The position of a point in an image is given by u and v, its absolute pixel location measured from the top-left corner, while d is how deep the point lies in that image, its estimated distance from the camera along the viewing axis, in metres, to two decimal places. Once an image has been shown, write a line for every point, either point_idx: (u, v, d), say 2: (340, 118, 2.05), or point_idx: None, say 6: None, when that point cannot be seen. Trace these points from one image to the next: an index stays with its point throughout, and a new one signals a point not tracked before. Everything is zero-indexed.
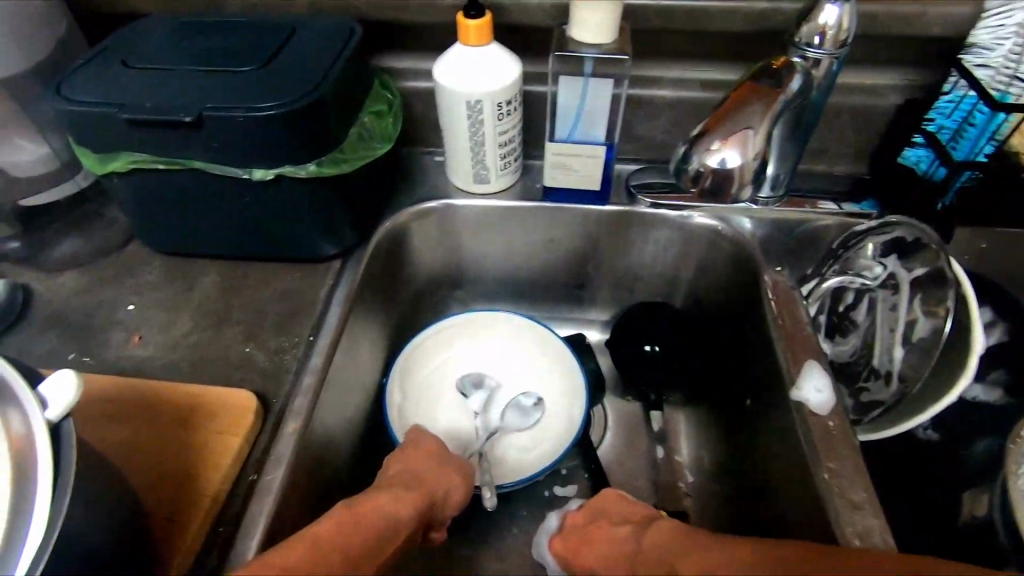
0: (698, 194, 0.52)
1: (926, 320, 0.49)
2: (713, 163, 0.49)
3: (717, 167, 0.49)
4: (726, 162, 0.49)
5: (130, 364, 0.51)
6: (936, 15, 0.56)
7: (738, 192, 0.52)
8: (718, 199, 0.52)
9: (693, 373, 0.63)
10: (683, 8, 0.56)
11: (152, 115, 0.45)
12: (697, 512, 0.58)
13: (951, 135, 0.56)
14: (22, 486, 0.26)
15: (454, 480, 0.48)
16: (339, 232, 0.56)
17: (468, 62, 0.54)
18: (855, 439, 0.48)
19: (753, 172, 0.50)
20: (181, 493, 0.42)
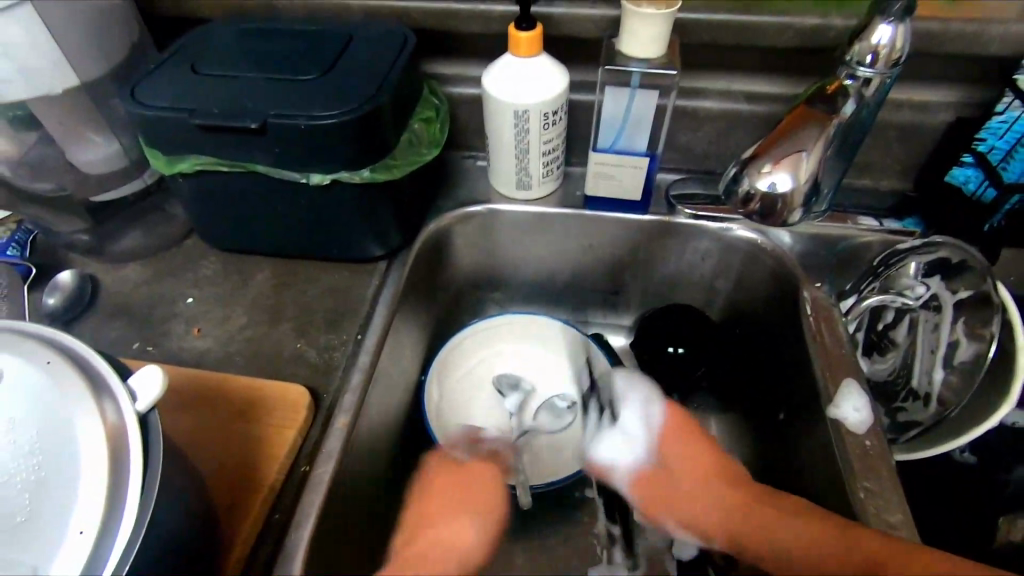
0: (749, 216, 0.55)
1: (969, 343, 0.49)
2: (764, 186, 0.52)
3: (768, 191, 0.52)
4: (776, 185, 0.51)
5: (190, 354, 0.54)
6: (996, 34, 0.55)
7: (788, 216, 0.54)
8: (769, 221, 0.55)
9: (719, 379, 0.65)
10: (734, 22, 0.57)
11: (220, 120, 0.48)
12: None
13: (1003, 156, 0.56)
14: (117, 473, 0.29)
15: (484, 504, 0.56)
16: (386, 235, 0.59)
17: (518, 73, 0.55)
18: (891, 458, 0.48)
19: (804, 195, 0.52)
20: (241, 480, 0.45)
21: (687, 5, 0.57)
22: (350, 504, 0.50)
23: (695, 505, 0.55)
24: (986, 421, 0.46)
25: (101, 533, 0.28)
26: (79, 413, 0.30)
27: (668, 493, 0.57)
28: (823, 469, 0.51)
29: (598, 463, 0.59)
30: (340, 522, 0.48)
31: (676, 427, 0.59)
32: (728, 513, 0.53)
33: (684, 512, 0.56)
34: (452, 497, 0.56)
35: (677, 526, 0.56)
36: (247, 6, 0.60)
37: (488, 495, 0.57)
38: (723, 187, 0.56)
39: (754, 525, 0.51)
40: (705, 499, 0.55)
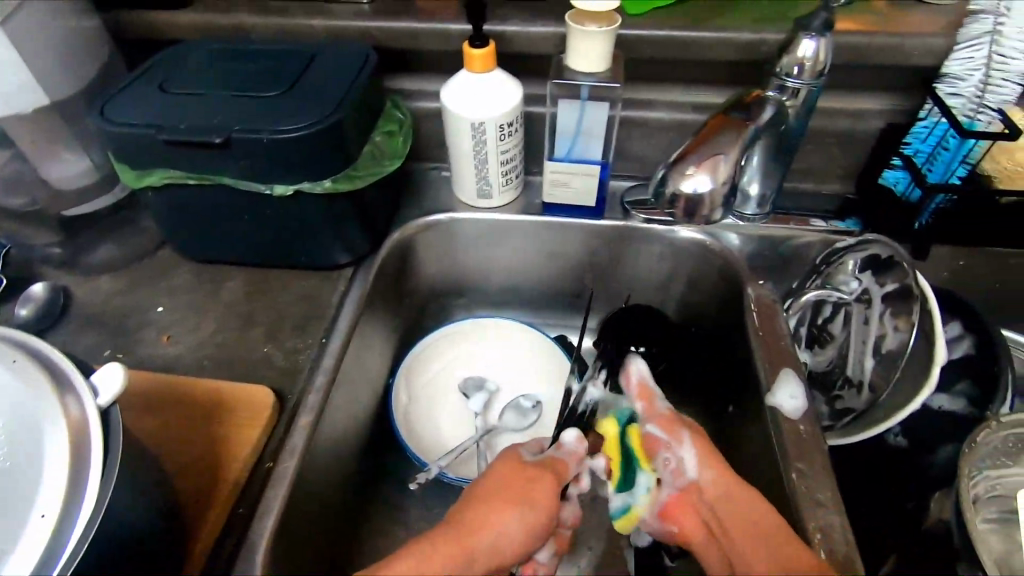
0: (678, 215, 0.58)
1: (894, 333, 0.53)
2: (687, 188, 0.55)
3: (691, 193, 0.55)
4: (698, 187, 0.54)
5: (159, 361, 0.56)
6: (917, 46, 0.59)
7: (710, 214, 0.57)
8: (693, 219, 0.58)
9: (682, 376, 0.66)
10: (676, 38, 0.60)
11: (185, 136, 0.50)
12: None
13: (927, 158, 0.60)
14: (78, 462, 0.31)
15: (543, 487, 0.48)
16: (351, 243, 0.61)
17: (473, 88, 0.58)
18: (824, 443, 0.51)
19: (724, 195, 0.55)
20: (205, 478, 0.46)
21: (630, 23, 0.61)
22: (315, 500, 0.51)
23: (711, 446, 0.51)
24: (910, 403, 0.49)
25: (61, 516, 0.30)
26: (46, 407, 0.32)
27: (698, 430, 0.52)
28: (764, 455, 0.54)
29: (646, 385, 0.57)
30: (304, 517, 0.50)
31: None
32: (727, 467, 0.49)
33: (702, 447, 0.51)
34: (508, 487, 0.47)
35: (683, 453, 0.51)
36: (213, 27, 0.63)
37: (549, 495, 0.47)
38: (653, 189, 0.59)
39: (737, 485, 0.48)
40: (718, 459, 0.50)
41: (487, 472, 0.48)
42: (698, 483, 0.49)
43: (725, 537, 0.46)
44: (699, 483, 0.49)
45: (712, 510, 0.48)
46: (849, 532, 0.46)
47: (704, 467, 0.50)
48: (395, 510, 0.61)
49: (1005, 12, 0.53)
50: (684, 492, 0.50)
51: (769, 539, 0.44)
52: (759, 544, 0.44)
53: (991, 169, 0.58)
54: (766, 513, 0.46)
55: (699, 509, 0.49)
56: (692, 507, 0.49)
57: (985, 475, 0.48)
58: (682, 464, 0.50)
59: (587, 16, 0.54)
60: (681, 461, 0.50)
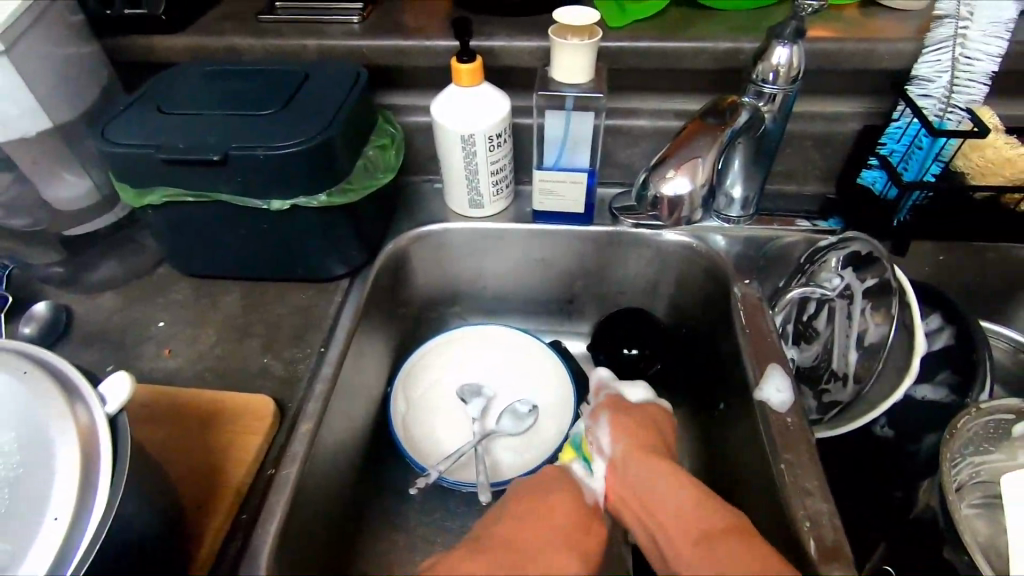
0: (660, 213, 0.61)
1: (875, 327, 0.55)
2: (667, 189, 0.57)
3: (671, 194, 0.58)
4: (677, 188, 0.57)
5: (161, 374, 0.57)
6: (888, 50, 0.61)
7: (692, 210, 0.60)
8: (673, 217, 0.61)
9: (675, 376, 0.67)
10: (655, 49, 0.62)
11: (183, 154, 0.52)
12: None
13: (901, 158, 0.62)
14: (88, 467, 0.32)
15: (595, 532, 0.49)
16: (346, 254, 0.63)
17: (462, 101, 0.60)
18: (810, 435, 0.52)
19: (702, 195, 0.58)
20: (209, 485, 0.48)
21: (611, 35, 0.63)
22: (315, 506, 0.52)
23: (629, 435, 0.54)
24: (892, 395, 0.51)
25: (74, 519, 0.31)
26: (55, 416, 0.33)
27: (619, 415, 0.56)
28: (753, 450, 0.55)
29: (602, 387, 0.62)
30: (306, 522, 0.51)
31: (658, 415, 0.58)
32: (643, 447, 0.53)
33: (620, 427, 0.55)
34: (565, 525, 0.48)
35: (600, 432, 0.55)
36: (208, 49, 0.65)
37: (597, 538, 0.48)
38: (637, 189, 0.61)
39: (646, 457, 0.51)
40: (632, 438, 0.54)
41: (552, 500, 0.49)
42: (614, 459, 0.53)
43: (647, 516, 0.49)
44: (613, 459, 0.53)
45: (626, 485, 0.51)
46: (837, 519, 0.47)
47: (617, 445, 0.54)
48: (395, 515, 0.62)
49: (967, 16, 0.55)
50: (605, 470, 0.53)
51: (689, 519, 0.46)
52: (683, 520, 0.46)
53: (966, 166, 0.61)
54: (676, 487, 0.48)
55: (616, 484, 0.51)
56: (610, 483, 0.52)
57: (970, 460, 0.50)
58: (599, 443, 0.55)
59: (568, 30, 0.56)
60: (598, 438, 0.55)
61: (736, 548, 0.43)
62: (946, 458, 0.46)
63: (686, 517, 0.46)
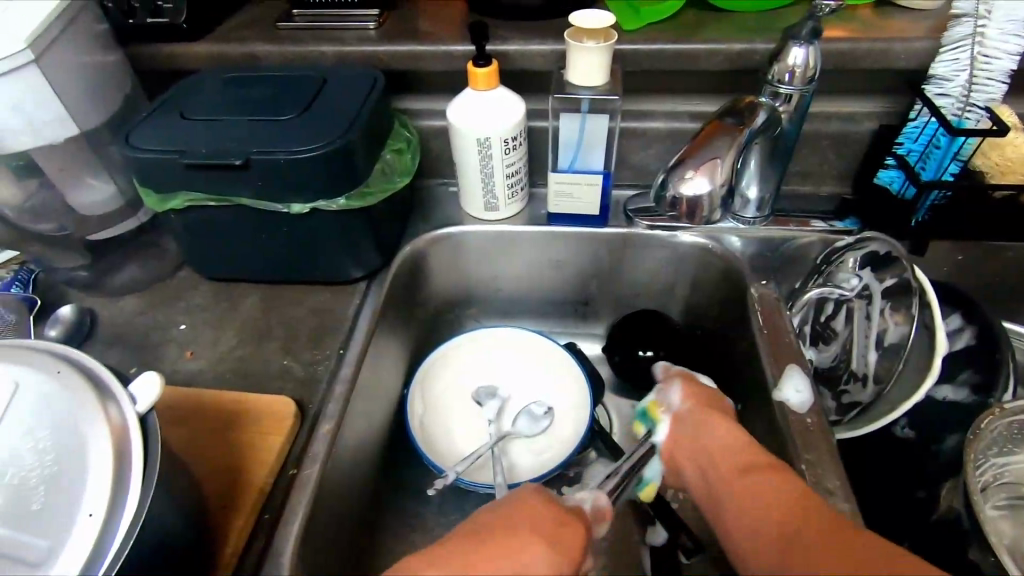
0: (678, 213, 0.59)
1: (895, 327, 0.54)
2: (687, 189, 0.55)
3: (690, 193, 0.55)
4: (697, 188, 0.55)
5: (183, 376, 0.58)
6: (905, 49, 0.61)
7: (710, 210, 0.58)
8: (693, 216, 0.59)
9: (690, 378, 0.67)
10: (670, 50, 0.63)
11: (206, 159, 0.53)
12: None
13: (919, 157, 0.62)
14: (121, 465, 0.33)
15: (576, 531, 0.43)
16: (364, 257, 0.63)
17: (479, 104, 0.61)
18: (831, 435, 0.52)
19: (722, 195, 0.56)
20: (233, 484, 0.48)
21: (625, 38, 0.64)
22: (336, 506, 0.53)
23: (697, 394, 0.54)
24: (915, 394, 0.51)
25: (108, 515, 0.32)
26: (88, 415, 0.34)
27: (692, 382, 0.56)
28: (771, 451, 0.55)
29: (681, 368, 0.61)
30: (327, 522, 0.51)
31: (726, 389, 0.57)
32: (709, 406, 0.53)
33: (690, 389, 0.55)
34: (538, 521, 0.42)
35: (669, 391, 0.56)
36: (228, 56, 0.66)
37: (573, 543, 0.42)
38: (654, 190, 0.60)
39: (711, 414, 0.51)
40: (699, 399, 0.54)
41: (516, 509, 0.43)
42: (677, 414, 0.53)
43: (704, 460, 0.48)
44: (677, 414, 0.53)
45: (686, 433, 0.51)
46: (860, 519, 0.47)
47: (684, 402, 0.54)
48: (413, 516, 0.63)
49: (986, 15, 0.55)
50: (667, 423, 0.54)
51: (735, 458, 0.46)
52: (731, 459, 0.46)
53: (983, 164, 0.61)
54: (734, 432, 0.48)
55: (678, 434, 0.52)
56: (671, 435, 0.53)
57: (993, 462, 0.50)
58: (666, 400, 0.55)
59: (584, 33, 0.57)
60: (666, 396, 0.55)
61: (774, 481, 0.41)
62: (972, 457, 0.45)
63: (734, 456, 0.46)
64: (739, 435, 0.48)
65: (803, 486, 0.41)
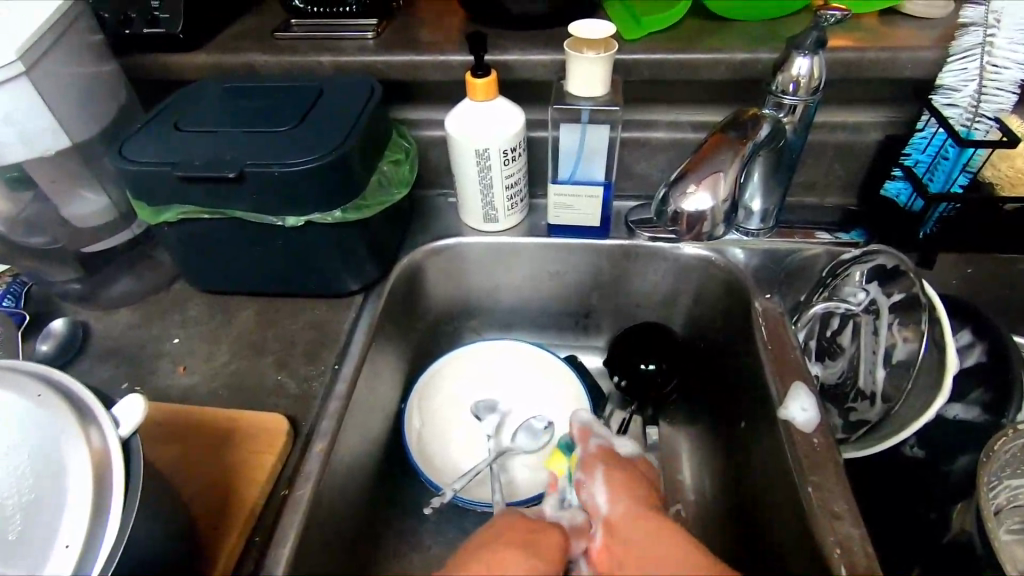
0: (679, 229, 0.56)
1: (903, 344, 0.53)
2: (688, 205, 0.52)
3: (692, 210, 0.53)
4: (699, 205, 0.52)
5: (176, 391, 0.57)
6: (912, 59, 0.60)
7: (712, 228, 0.56)
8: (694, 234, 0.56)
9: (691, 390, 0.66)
10: (673, 60, 0.62)
11: (200, 171, 0.52)
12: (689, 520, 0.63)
13: (927, 169, 0.61)
14: (100, 491, 0.32)
15: (554, 538, 0.45)
16: (361, 270, 0.62)
17: (475, 114, 0.60)
18: (838, 454, 0.51)
19: (724, 211, 0.54)
20: (222, 505, 0.47)
21: (626, 48, 0.63)
22: (328, 527, 0.51)
23: (621, 482, 0.49)
24: (926, 414, 0.49)
25: (86, 546, 0.31)
26: (68, 439, 0.33)
27: (611, 468, 0.51)
28: (777, 471, 0.53)
29: (586, 428, 0.56)
30: (320, 544, 0.50)
31: (616, 457, 0.53)
32: (646, 514, 0.46)
33: (615, 484, 0.49)
34: (518, 534, 0.45)
35: (595, 489, 0.50)
36: (225, 66, 0.65)
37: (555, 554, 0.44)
38: (655, 206, 0.57)
39: (641, 515, 0.46)
40: (627, 495, 0.48)
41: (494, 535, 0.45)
42: (611, 519, 0.47)
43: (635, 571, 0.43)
44: (608, 517, 0.47)
45: (621, 545, 0.45)
46: (868, 544, 0.45)
47: (613, 500, 0.48)
48: (410, 534, 0.61)
49: (995, 23, 0.54)
50: (602, 533, 0.47)
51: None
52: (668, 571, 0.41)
53: (995, 176, 0.59)
54: (675, 546, 0.42)
55: (609, 546, 0.46)
56: (601, 543, 0.47)
57: (1006, 484, 0.49)
58: (594, 500, 0.49)
59: (584, 44, 0.55)
60: (592, 496, 0.49)
61: None
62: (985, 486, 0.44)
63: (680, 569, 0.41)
64: (671, 541, 0.43)
65: None
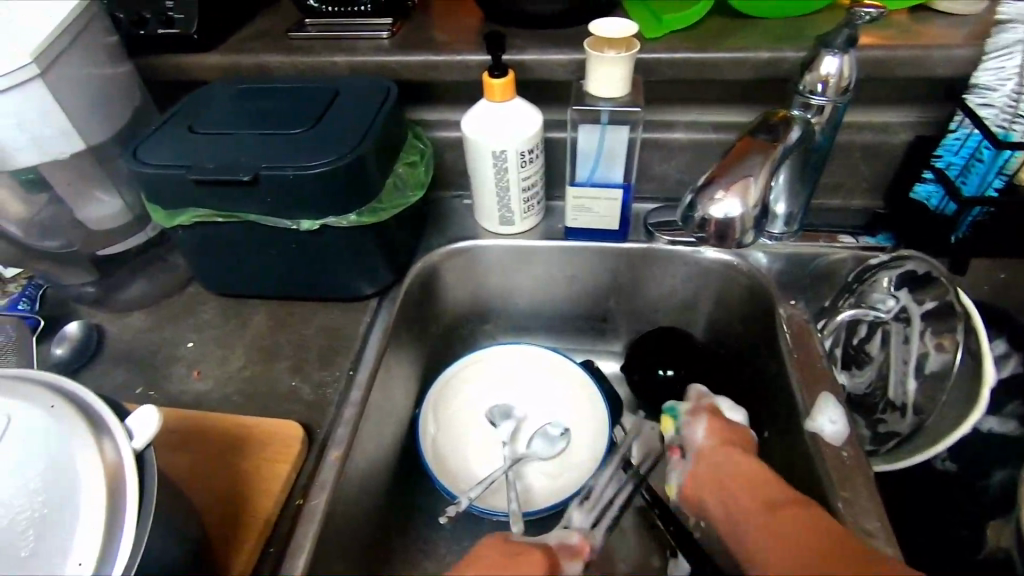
0: (704, 240, 0.52)
1: (937, 354, 0.52)
2: (717, 213, 0.49)
3: (721, 218, 0.49)
4: (729, 213, 0.49)
5: (190, 396, 0.56)
6: (944, 58, 0.58)
7: (743, 237, 0.51)
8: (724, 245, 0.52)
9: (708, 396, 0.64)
10: (695, 60, 0.60)
11: (214, 175, 0.51)
12: None
13: (960, 171, 0.58)
14: (114, 507, 0.31)
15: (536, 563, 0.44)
16: (376, 274, 0.61)
17: (492, 116, 0.58)
18: (869, 470, 0.49)
19: (754, 219, 0.50)
20: (236, 515, 0.46)
21: (647, 47, 0.61)
22: (344, 537, 0.51)
23: (726, 427, 0.52)
24: (959, 429, 0.48)
25: (99, 564, 0.30)
26: (81, 453, 0.32)
27: (717, 414, 0.54)
28: (803, 486, 0.52)
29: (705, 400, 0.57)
30: (336, 553, 0.49)
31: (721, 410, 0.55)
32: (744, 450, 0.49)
33: (720, 426, 0.52)
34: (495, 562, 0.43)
35: (695, 427, 0.53)
36: (239, 67, 0.65)
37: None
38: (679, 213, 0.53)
39: (731, 449, 0.49)
40: (727, 434, 0.51)
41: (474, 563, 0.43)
42: (704, 451, 0.51)
43: (716, 485, 0.47)
44: (700, 447, 0.51)
45: (705, 467, 0.49)
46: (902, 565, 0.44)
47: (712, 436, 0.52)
48: (425, 542, 0.61)
49: None
50: (691, 461, 0.51)
51: (760, 486, 0.45)
52: (748, 487, 0.45)
53: None
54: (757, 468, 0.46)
55: (696, 468, 0.50)
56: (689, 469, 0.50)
57: None
58: (691, 433, 0.53)
59: (605, 43, 0.54)
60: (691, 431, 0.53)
61: (809, 520, 0.40)
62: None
63: (760, 493, 0.44)
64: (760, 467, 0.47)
65: (832, 526, 0.39)
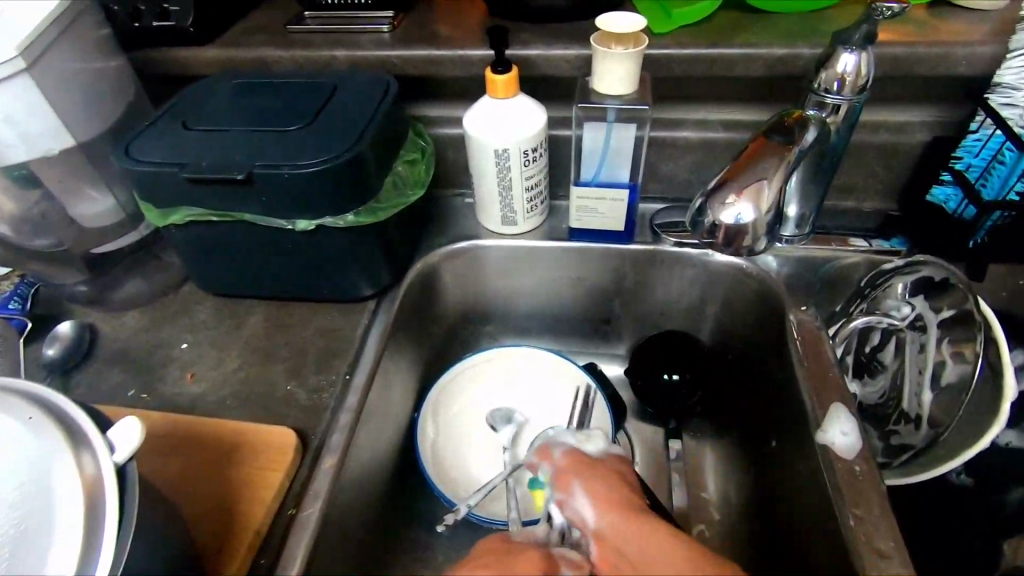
0: (716, 245, 0.51)
1: (954, 364, 0.49)
2: (728, 219, 0.47)
3: (732, 223, 0.48)
4: (740, 217, 0.47)
5: (183, 399, 0.55)
6: (965, 55, 0.55)
7: (753, 245, 0.50)
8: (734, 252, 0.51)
9: None
10: (706, 56, 0.58)
11: (208, 173, 0.50)
12: (710, 534, 0.60)
13: (980, 174, 0.56)
14: (92, 524, 0.31)
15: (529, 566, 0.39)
16: (374, 275, 0.60)
17: (494, 113, 0.57)
18: (882, 485, 0.47)
19: (768, 225, 0.48)
20: (228, 526, 0.45)
21: (655, 43, 0.59)
22: (339, 546, 0.49)
23: (605, 491, 0.43)
24: (976, 446, 0.46)
25: None
26: (60, 466, 0.32)
27: (584, 469, 0.45)
28: (813, 500, 0.50)
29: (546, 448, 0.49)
30: (330, 563, 0.48)
31: (579, 457, 0.47)
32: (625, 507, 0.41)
33: (597, 491, 0.43)
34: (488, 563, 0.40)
35: (579, 503, 0.43)
36: (236, 61, 0.63)
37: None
38: (689, 216, 0.52)
39: (635, 525, 0.39)
40: (614, 500, 0.42)
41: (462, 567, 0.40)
42: (601, 531, 0.41)
43: None
44: (600, 532, 0.41)
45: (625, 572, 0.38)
46: None
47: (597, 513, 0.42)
48: (423, 549, 0.59)
49: None
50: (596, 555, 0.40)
51: None
52: None
53: None
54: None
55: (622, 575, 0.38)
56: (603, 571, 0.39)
57: None
58: (580, 518, 0.42)
59: (612, 38, 0.52)
60: (578, 511, 0.42)
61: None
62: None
63: None
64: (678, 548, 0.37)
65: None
